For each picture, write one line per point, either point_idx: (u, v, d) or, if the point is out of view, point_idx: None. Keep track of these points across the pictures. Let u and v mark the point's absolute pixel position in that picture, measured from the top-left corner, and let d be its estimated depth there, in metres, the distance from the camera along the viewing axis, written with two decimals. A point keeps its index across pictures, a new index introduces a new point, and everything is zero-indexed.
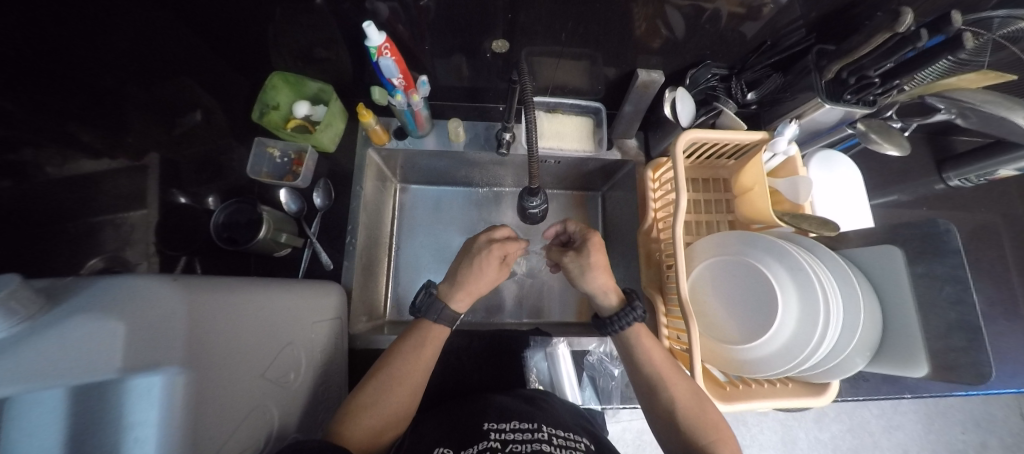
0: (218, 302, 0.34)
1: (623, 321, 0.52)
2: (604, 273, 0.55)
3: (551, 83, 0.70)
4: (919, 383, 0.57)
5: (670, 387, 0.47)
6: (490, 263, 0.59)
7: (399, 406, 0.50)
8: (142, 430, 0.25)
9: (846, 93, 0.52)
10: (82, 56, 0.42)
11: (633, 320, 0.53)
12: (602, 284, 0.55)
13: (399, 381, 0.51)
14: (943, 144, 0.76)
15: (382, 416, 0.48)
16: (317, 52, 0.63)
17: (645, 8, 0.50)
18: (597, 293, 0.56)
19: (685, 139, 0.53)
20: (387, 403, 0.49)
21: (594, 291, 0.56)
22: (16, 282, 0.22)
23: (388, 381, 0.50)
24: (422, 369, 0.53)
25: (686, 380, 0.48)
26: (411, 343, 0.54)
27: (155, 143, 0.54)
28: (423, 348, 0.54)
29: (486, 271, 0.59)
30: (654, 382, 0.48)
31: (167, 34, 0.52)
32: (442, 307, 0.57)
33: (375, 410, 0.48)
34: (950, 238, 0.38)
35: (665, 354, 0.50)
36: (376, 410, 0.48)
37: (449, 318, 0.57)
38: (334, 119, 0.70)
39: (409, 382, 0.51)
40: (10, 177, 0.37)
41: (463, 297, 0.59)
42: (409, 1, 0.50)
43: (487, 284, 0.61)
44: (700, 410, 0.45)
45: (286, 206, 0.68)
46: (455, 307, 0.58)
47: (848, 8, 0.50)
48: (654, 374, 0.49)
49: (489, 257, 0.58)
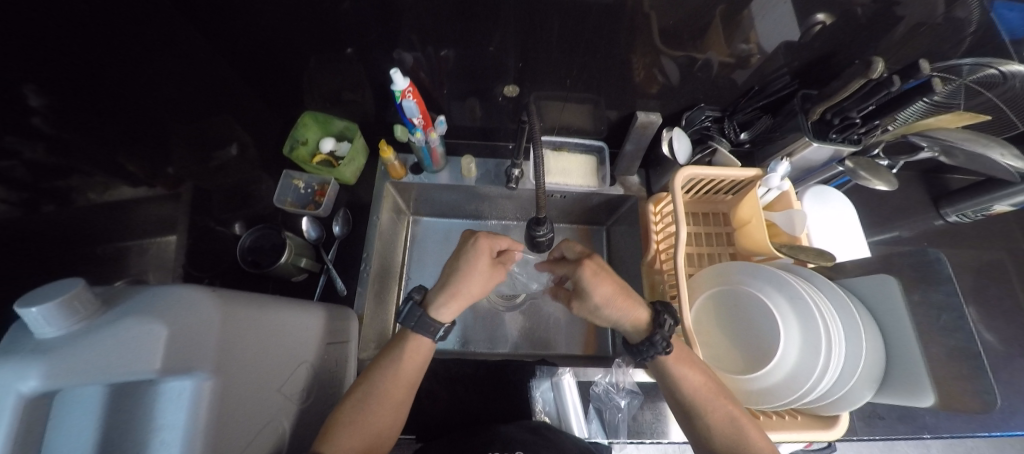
0: (248, 315, 0.37)
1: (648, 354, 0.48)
2: (614, 304, 0.50)
3: (557, 123, 0.75)
4: (939, 425, 0.55)
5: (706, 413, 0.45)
6: (478, 257, 0.53)
7: (380, 429, 0.47)
8: (169, 431, 0.28)
9: (832, 132, 0.56)
10: (137, 94, 0.48)
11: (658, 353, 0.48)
12: (622, 317, 0.51)
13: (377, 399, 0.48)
14: (937, 182, 0.78)
15: (361, 438, 0.45)
16: (345, 95, 0.70)
17: (641, 58, 0.56)
18: (621, 326, 0.52)
19: (683, 175, 0.56)
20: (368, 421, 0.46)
21: (617, 324, 0.53)
22: (78, 288, 0.25)
23: (363, 401, 0.47)
24: (403, 391, 0.50)
25: (725, 403, 0.45)
26: (392, 357, 0.51)
27: (193, 173, 0.60)
28: (401, 366, 0.50)
29: (476, 267, 0.53)
30: (688, 403, 0.47)
31: (208, 74, 0.59)
32: (422, 314, 0.53)
33: (349, 431, 0.44)
34: (941, 265, 0.43)
35: (706, 379, 0.47)
36: (351, 429, 0.45)
37: (430, 328, 0.53)
38: (357, 154, 0.76)
39: (389, 403, 0.48)
40: (54, 202, 0.40)
41: (448, 302, 0.54)
42: (431, 52, 0.57)
43: (479, 287, 0.55)
44: (739, 437, 0.43)
45: (307, 233, 0.72)
46: (438, 314, 0.54)
47: (827, 57, 0.55)
48: (688, 394, 0.47)
49: (476, 250, 0.53)
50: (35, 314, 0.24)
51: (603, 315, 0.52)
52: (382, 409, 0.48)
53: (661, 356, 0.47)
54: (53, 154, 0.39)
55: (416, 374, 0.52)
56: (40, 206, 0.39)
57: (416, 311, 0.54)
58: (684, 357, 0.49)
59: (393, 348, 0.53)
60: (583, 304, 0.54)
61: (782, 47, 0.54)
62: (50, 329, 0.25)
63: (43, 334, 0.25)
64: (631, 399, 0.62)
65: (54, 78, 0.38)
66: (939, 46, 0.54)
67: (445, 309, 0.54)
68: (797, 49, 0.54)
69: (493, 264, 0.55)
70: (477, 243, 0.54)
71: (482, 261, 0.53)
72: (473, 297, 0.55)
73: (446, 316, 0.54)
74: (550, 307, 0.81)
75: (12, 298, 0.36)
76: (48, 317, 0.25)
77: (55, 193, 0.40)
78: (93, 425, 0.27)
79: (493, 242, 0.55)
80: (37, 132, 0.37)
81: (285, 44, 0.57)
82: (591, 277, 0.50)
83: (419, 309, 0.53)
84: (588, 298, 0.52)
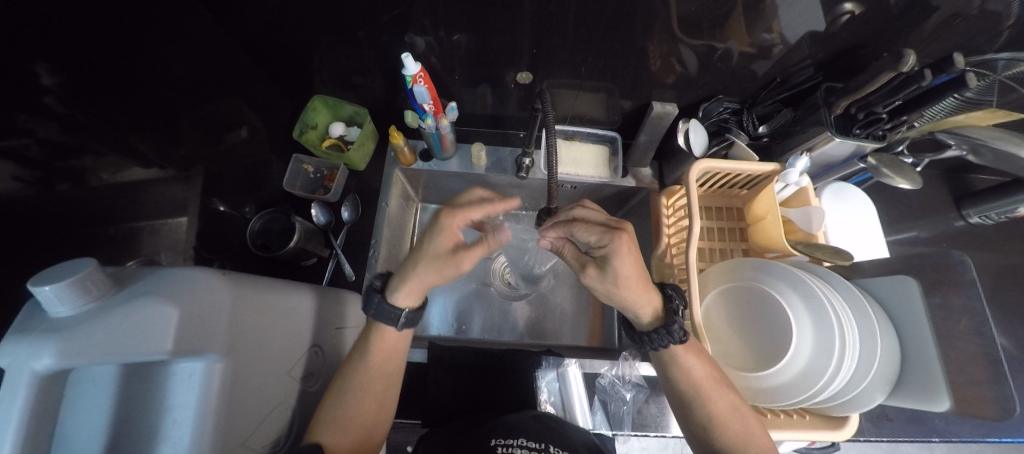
0: (258, 298, 0.37)
1: (659, 342, 0.46)
2: (637, 286, 0.47)
3: (570, 112, 0.74)
4: (948, 427, 0.54)
5: (708, 404, 0.45)
6: (436, 239, 0.47)
7: (368, 421, 0.48)
8: (181, 411, 0.28)
9: (856, 127, 0.54)
10: (151, 75, 0.48)
11: (667, 344, 0.46)
12: (638, 299, 0.47)
13: (370, 385, 0.48)
14: (960, 182, 0.76)
15: (348, 431, 0.45)
16: (355, 79, 0.69)
17: (659, 47, 0.54)
18: (631, 309, 0.49)
19: (698, 168, 0.55)
20: (356, 407, 0.46)
21: (626, 307, 0.49)
22: (89, 268, 0.25)
23: (342, 396, 0.46)
24: (384, 383, 0.50)
25: (728, 395, 0.45)
26: (361, 353, 0.49)
27: (204, 156, 0.60)
28: (372, 361, 0.49)
29: (431, 251, 0.47)
30: (690, 401, 0.46)
31: (218, 56, 0.59)
32: (379, 301, 0.50)
33: (336, 424, 0.45)
34: (966, 269, 0.41)
35: (710, 372, 0.46)
36: (335, 423, 0.45)
37: (390, 315, 0.50)
38: (366, 139, 0.76)
39: (371, 393, 0.48)
40: (68, 182, 0.40)
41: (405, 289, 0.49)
42: (443, 36, 0.56)
43: (434, 274, 0.48)
44: (734, 430, 0.44)
45: (316, 218, 0.72)
46: (397, 301, 0.50)
47: (854, 49, 0.53)
48: (687, 388, 0.46)
49: (434, 230, 0.48)
50: (47, 292, 0.24)
51: (621, 293, 0.47)
52: (361, 401, 0.47)
53: (675, 344, 0.46)
54: (65, 132, 0.39)
55: (393, 364, 0.51)
56: (54, 184, 0.39)
57: (375, 297, 0.51)
58: (691, 350, 0.47)
59: (363, 339, 0.50)
60: (599, 280, 0.48)
61: (807, 37, 0.52)
62: (62, 308, 0.25)
63: (56, 313, 0.25)
64: (637, 392, 0.62)
65: (67, 58, 0.37)
66: (975, 39, 0.51)
67: (399, 294, 0.49)
68: (823, 40, 0.52)
69: (457, 250, 0.48)
70: (432, 226, 0.49)
71: (433, 243, 0.47)
72: (433, 284, 0.49)
73: (404, 302, 0.50)
74: (557, 298, 0.81)
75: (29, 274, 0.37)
76: (60, 297, 0.24)
77: (68, 172, 0.40)
78: (109, 401, 0.28)
79: (458, 223, 0.48)
80: (49, 111, 0.37)
81: (295, 27, 0.56)
82: (627, 248, 0.46)
83: (378, 295, 0.50)
84: (614, 272, 0.46)
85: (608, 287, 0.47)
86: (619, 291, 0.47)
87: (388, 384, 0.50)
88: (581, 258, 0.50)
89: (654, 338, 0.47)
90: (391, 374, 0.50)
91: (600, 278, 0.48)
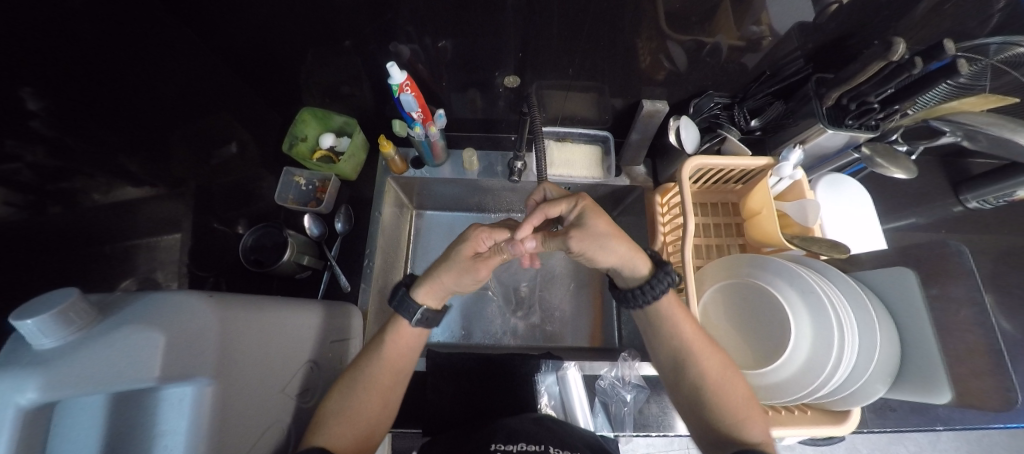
0: (247, 318, 0.36)
1: (656, 288, 0.48)
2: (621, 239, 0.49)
3: (561, 113, 0.74)
4: (954, 415, 0.54)
5: (700, 362, 0.46)
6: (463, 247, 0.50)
7: (370, 418, 0.47)
8: (172, 437, 0.28)
9: (848, 118, 0.54)
10: (138, 95, 0.48)
11: (666, 287, 0.49)
12: (626, 252, 0.49)
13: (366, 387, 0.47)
14: (957, 167, 0.75)
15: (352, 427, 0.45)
16: (343, 89, 0.68)
17: (647, 43, 0.53)
18: (623, 266, 0.50)
19: (691, 165, 0.54)
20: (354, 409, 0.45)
21: (618, 265, 0.50)
22: (73, 297, 0.25)
23: (349, 391, 0.47)
24: (385, 394, 0.48)
25: (718, 354, 0.46)
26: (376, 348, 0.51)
27: (195, 172, 0.59)
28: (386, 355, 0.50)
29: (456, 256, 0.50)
30: (681, 361, 0.47)
31: (203, 72, 0.58)
32: (404, 295, 0.53)
33: (340, 419, 0.44)
34: (964, 259, 0.40)
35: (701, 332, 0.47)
36: (341, 417, 0.45)
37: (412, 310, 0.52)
38: (357, 150, 0.75)
39: (376, 391, 0.48)
40: (60, 204, 0.40)
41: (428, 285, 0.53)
42: (429, 42, 0.55)
43: (455, 279, 0.52)
44: (724, 387, 0.44)
45: (309, 231, 0.73)
46: (417, 295, 0.53)
47: (842, 39, 0.53)
48: (682, 348, 0.47)
49: (464, 238, 0.51)
50: (30, 325, 0.24)
51: (608, 246, 0.48)
52: (368, 396, 0.47)
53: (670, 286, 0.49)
54: (54, 157, 0.39)
55: (403, 363, 0.51)
56: (47, 207, 0.39)
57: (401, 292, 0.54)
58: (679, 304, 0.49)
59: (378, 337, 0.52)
60: (586, 241, 0.49)
61: (795, 29, 0.51)
62: (46, 340, 0.25)
63: (41, 345, 0.25)
64: (637, 393, 0.61)
65: (52, 80, 0.37)
66: (964, 24, 0.51)
67: (420, 290, 0.53)
68: (811, 31, 0.51)
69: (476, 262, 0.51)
70: (468, 232, 0.52)
71: (461, 247, 0.50)
72: (452, 287, 0.53)
73: (423, 298, 0.53)
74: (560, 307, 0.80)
75: (21, 300, 0.37)
76: (44, 329, 0.24)
77: (61, 194, 0.40)
78: (96, 433, 0.27)
79: (484, 237, 0.51)
80: (37, 135, 0.37)
81: (279, 39, 0.56)
82: (590, 207, 0.51)
83: (403, 289, 0.53)
84: (591, 229, 0.49)
85: (594, 243, 0.48)
86: (605, 246, 0.48)
87: (395, 383, 0.50)
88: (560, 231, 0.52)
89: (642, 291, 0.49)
90: (398, 375, 0.50)
91: (586, 238, 0.49)
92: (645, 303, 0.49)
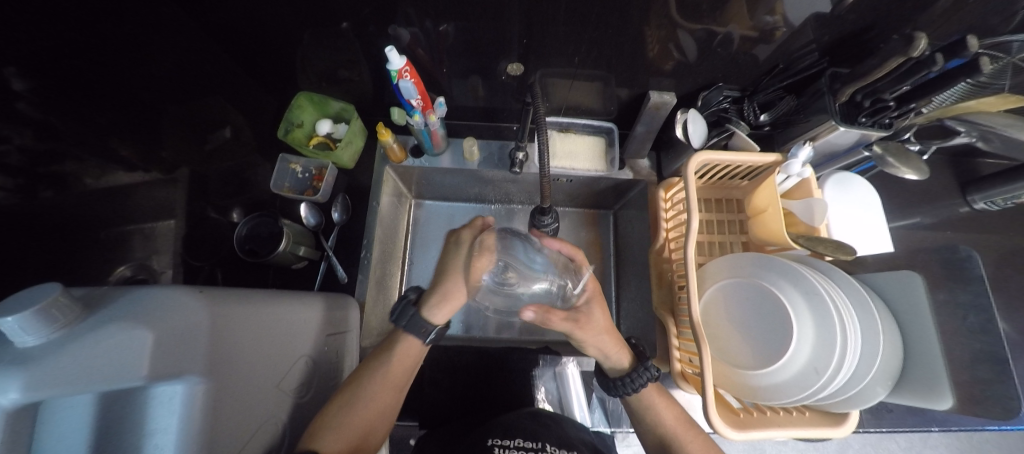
0: (238, 313, 0.36)
1: (634, 383, 0.52)
2: (609, 337, 0.53)
3: (564, 103, 0.72)
4: (946, 416, 0.55)
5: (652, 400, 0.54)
6: (461, 247, 0.59)
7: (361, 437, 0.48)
8: (162, 435, 0.27)
9: (861, 116, 0.52)
10: (125, 76, 0.45)
11: (644, 383, 0.52)
12: (612, 349, 0.54)
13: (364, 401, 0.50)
14: (966, 167, 0.74)
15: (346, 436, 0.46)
16: (340, 74, 0.66)
17: (656, 32, 0.51)
18: (608, 357, 0.55)
19: (697, 160, 0.52)
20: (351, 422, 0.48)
21: (602, 356, 0.55)
22: (56, 293, 0.24)
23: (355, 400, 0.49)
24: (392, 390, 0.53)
25: (667, 401, 0.54)
26: (388, 357, 0.54)
27: (188, 158, 0.58)
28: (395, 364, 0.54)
29: (460, 254, 0.58)
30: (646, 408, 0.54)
31: (195, 53, 0.56)
32: (415, 313, 0.55)
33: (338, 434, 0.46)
34: (975, 265, 0.40)
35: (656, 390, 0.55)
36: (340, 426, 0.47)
37: (424, 329, 0.55)
38: (355, 137, 0.73)
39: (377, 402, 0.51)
40: (52, 187, 0.39)
41: (443, 308, 0.56)
42: (429, 27, 0.53)
43: (456, 279, 0.56)
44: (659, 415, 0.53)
45: (307, 220, 0.72)
46: (432, 318, 0.56)
47: (860, 33, 0.51)
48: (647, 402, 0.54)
49: (454, 240, 0.61)
50: (10, 322, 0.23)
51: (601, 340, 0.53)
52: (369, 406, 0.50)
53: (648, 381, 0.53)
54: (42, 139, 0.37)
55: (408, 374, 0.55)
56: (37, 191, 0.37)
57: (409, 309, 0.56)
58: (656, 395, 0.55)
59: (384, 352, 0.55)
60: (590, 333, 0.52)
61: (812, 21, 0.49)
62: (29, 337, 0.24)
63: (23, 343, 0.24)
64: None
65: (35, 56, 0.35)
66: (986, 20, 0.49)
67: (435, 311, 0.56)
68: (829, 22, 0.49)
69: (474, 253, 0.57)
70: (458, 235, 0.60)
71: (462, 251, 0.58)
72: (463, 296, 0.58)
73: (438, 318, 0.56)
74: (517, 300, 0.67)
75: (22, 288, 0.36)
76: (26, 327, 0.23)
77: (52, 178, 0.39)
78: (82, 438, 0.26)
79: (473, 233, 0.60)
80: (22, 117, 0.35)
81: (274, 22, 0.54)
82: (596, 298, 0.55)
83: (413, 308, 0.56)
84: (595, 320, 0.52)
85: (595, 338, 0.52)
86: (600, 337, 0.52)
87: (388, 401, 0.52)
88: (572, 314, 0.52)
89: (625, 383, 0.53)
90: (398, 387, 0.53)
91: (590, 330, 0.52)
92: (624, 394, 0.53)
